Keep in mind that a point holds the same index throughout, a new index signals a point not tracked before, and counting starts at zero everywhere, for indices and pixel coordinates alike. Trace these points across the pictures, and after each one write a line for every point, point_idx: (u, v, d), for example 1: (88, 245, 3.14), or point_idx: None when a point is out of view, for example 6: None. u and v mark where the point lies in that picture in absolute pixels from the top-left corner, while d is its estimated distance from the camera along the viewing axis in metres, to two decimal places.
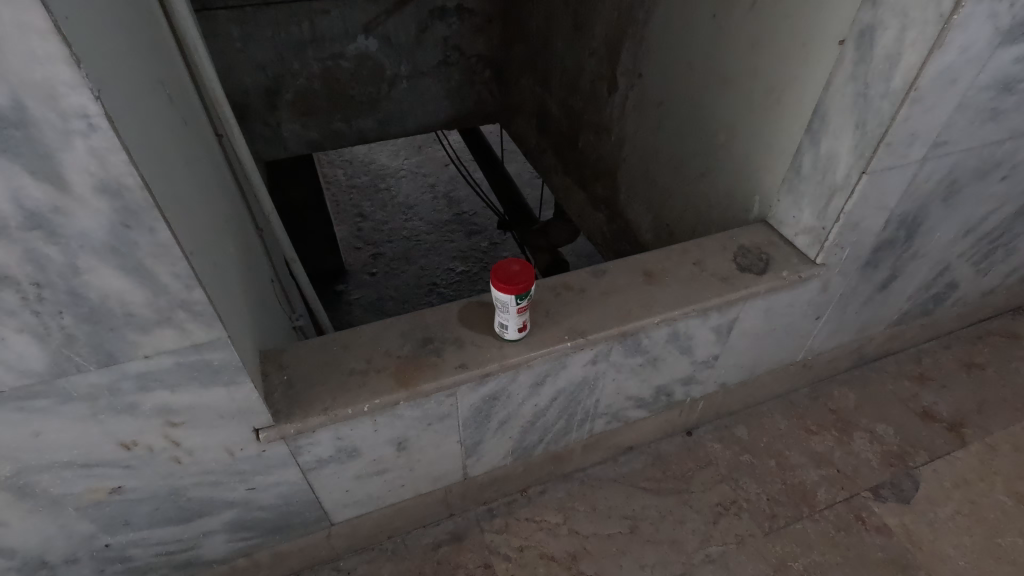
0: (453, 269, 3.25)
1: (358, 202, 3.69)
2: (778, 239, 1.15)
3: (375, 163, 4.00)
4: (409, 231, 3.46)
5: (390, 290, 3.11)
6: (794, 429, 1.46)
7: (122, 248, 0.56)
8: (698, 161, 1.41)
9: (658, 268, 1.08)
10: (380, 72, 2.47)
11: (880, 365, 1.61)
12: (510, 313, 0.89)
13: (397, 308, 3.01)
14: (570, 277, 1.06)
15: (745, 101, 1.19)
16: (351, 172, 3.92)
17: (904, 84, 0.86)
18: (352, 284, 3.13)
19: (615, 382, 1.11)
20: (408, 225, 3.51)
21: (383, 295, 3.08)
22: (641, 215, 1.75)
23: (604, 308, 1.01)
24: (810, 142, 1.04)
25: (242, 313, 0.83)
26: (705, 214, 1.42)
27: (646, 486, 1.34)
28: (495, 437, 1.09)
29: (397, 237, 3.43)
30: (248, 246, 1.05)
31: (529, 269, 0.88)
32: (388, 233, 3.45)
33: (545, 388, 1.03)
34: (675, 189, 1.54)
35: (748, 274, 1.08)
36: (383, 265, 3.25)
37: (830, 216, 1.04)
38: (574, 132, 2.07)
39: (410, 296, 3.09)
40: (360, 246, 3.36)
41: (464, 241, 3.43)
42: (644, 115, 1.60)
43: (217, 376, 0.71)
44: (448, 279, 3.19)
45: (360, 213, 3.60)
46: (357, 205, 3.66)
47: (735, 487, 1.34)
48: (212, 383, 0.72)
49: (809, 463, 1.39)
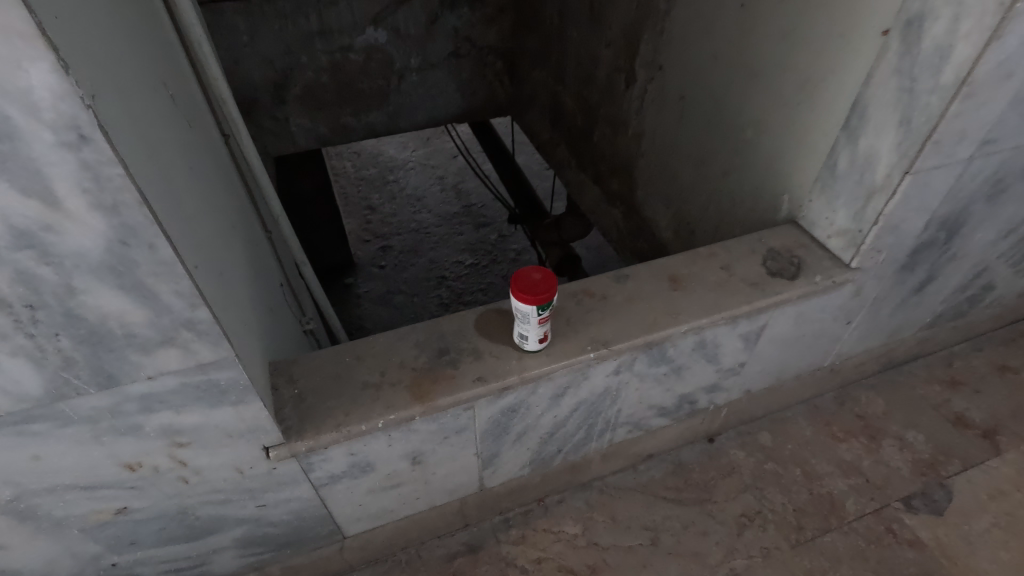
0: (463, 263, 3.21)
1: (366, 194, 3.65)
2: (809, 241, 1.09)
3: (383, 155, 3.95)
4: (418, 224, 3.42)
5: (399, 284, 3.09)
6: (820, 435, 1.41)
7: (121, 266, 0.51)
8: (722, 158, 1.35)
9: (684, 273, 1.03)
10: (389, 65, 2.41)
11: (909, 368, 1.55)
12: (531, 324, 0.85)
13: (406, 301, 3.00)
14: (591, 283, 1.01)
15: (775, 95, 1.13)
16: (360, 165, 3.88)
17: (956, 78, 0.80)
18: (361, 276, 3.11)
19: (638, 391, 1.07)
20: (417, 217, 3.47)
21: (393, 289, 3.05)
22: (660, 214, 1.70)
23: (630, 317, 0.96)
24: (847, 140, 0.98)
25: (246, 326, 0.79)
26: (728, 215, 1.37)
27: (667, 495, 1.30)
28: (513, 449, 1.05)
29: (406, 229, 3.40)
30: (256, 251, 1.02)
31: (551, 277, 0.83)
32: (398, 226, 3.42)
33: (565, 400, 0.99)
34: (696, 188, 1.48)
35: (778, 279, 1.03)
36: (393, 259, 3.23)
37: (867, 218, 0.98)
38: (590, 125, 2.01)
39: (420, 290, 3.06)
40: (369, 240, 3.33)
41: (475, 234, 3.39)
42: (664, 109, 1.54)
43: (226, 397, 0.68)
44: (458, 273, 3.15)
45: (370, 206, 3.57)
46: (366, 198, 3.63)
47: (760, 497, 1.29)
48: (220, 403, 0.68)
49: (837, 472, 1.34)
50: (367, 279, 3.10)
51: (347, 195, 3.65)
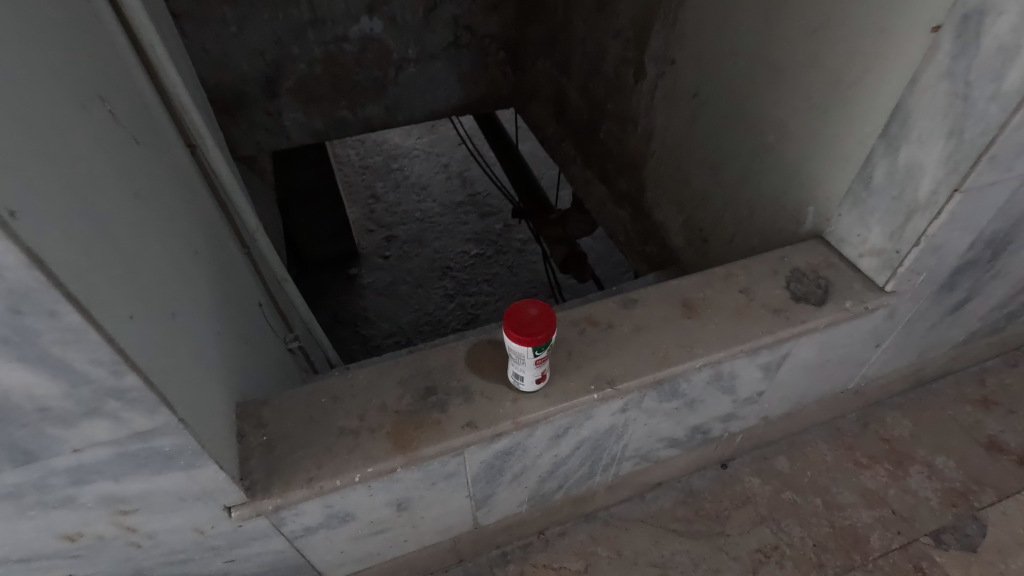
0: (468, 254, 3.12)
1: (369, 184, 3.56)
2: (837, 260, 0.99)
3: (387, 144, 3.85)
4: (423, 213, 3.33)
5: (404, 275, 3.00)
6: (842, 461, 1.31)
7: (17, 336, 0.43)
8: (739, 163, 1.24)
9: (699, 298, 0.93)
10: (386, 56, 2.29)
11: (937, 386, 1.44)
12: (527, 365, 0.75)
13: (410, 291, 2.92)
14: (596, 309, 0.92)
15: (802, 95, 1.01)
16: (363, 154, 3.78)
17: (1021, 84, 0.69)
18: (364, 267, 3.02)
19: (646, 426, 0.97)
20: (420, 208, 3.37)
21: (399, 280, 2.97)
22: (670, 218, 1.59)
23: (638, 349, 0.87)
24: (886, 150, 0.87)
25: (205, 372, 0.70)
26: (746, 225, 1.27)
27: (677, 528, 1.21)
28: (509, 488, 0.96)
29: (410, 219, 3.31)
30: (225, 273, 0.93)
31: (549, 314, 0.73)
32: (401, 215, 3.33)
33: (566, 440, 0.89)
34: (710, 193, 1.37)
35: (804, 305, 0.92)
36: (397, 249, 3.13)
37: (906, 239, 0.88)
38: (596, 120, 1.90)
39: (425, 280, 2.98)
40: (373, 229, 3.24)
41: (480, 224, 3.27)
42: (676, 107, 1.43)
43: (172, 464, 0.59)
44: (462, 264, 3.06)
45: (374, 194, 3.48)
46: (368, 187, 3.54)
47: (777, 530, 1.20)
48: (165, 470, 0.60)
49: (860, 503, 1.24)
50: (371, 270, 3.01)
51: (351, 183, 3.56)
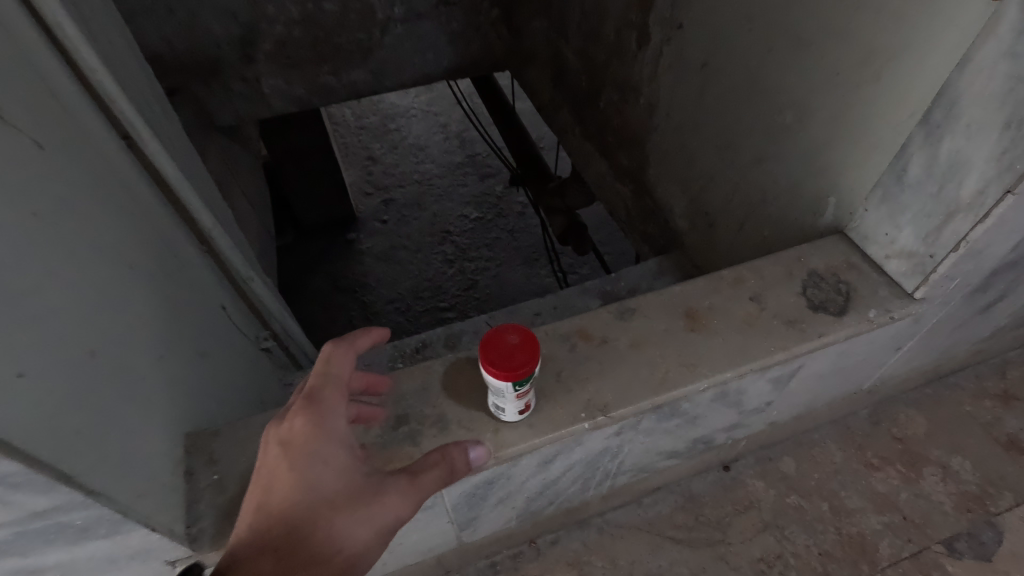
0: (468, 217, 3.04)
1: (366, 144, 3.40)
2: (860, 261, 0.88)
3: (383, 102, 3.66)
4: (421, 176, 3.22)
5: (402, 239, 2.95)
6: (851, 463, 1.24)
7: None
8: (750, 145, 1.12)
9: (704, 307, 0.83)
10: (370, 16, 2.11)
11: (955, 380, 1.36)
12: (507, 399, 0.67)
13: (409, 256, 2.88)
14: (588, 321, 0.82)
15: (827, 71, 0.89)
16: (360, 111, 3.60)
17: None
18: (363, 232, 2.96)
19: (643, 444, 0.89)
20: (418, 170, 3.25)
21: (397, 245, 2.92)
22: (673, 198, 1.47)
23: (635, 369, 0.77)
24: (925, 140, 0.75)
25: (136, 410, 0.62)
26: (756, 213, 1.16)
27: (675, 535, 1.15)
28: (495, 510, 0.89)
29: (408, 182, 3.20)
30: (176, 284, 0.83)
31: (532, 343, 0.64)
32: (399, 178, 3.22)
33: (555, 465, 0.81)
34: (717, 174, 1.26)
35: (821, 315, 0.82)
36: (395, 212, 3.06)
37: (941, 243, 0.77)
38: (596, 86, 1.75)
39: (424, 244, 2.92)
40: (371, 192, 3.15)
41: (480, 187, 3.18)
42: (681, 77, 1.29)
43: (72, 515, 0.53)
44: (462, 228, 2.99)
45: (371, 155, 3.34)
46: (365, 147, 3.39)
47: (781, 538, 1.14)
48: (48, 516, 0.52)
49: (869, 507, 1.18)
50: (370, 235, 2.95)
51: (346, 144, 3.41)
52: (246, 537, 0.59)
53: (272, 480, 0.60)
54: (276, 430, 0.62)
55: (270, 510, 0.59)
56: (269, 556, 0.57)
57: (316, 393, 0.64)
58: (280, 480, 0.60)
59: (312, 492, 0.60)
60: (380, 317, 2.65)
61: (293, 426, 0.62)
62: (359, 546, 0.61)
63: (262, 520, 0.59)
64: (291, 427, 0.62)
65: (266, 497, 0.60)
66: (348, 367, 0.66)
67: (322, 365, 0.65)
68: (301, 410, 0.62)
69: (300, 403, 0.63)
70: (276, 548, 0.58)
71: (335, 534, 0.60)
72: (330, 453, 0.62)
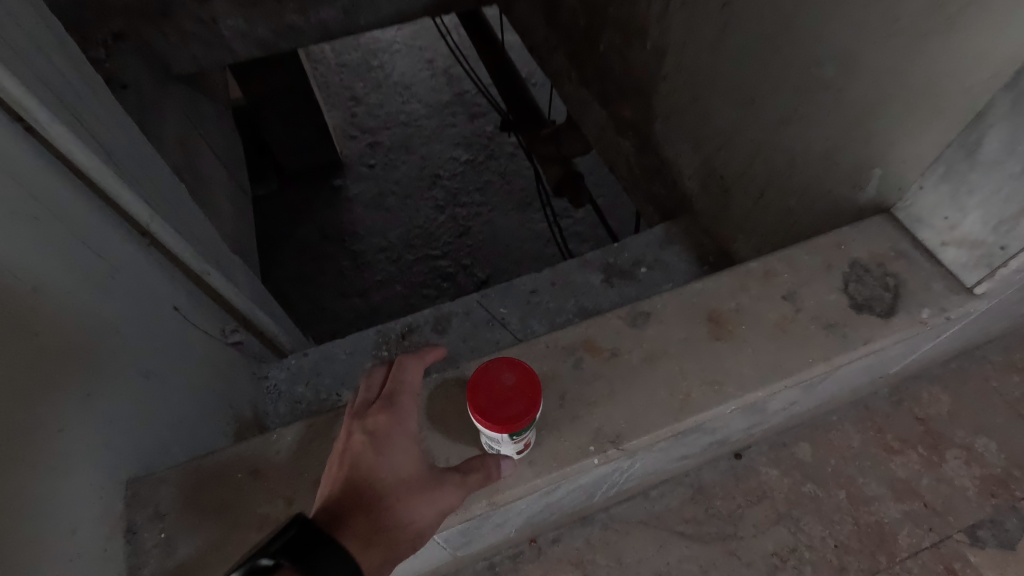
0: (459, 160, 2.86)
1: (347, 83, 3.14)
2: (909, 248, 0.77)
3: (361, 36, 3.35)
4: (408, 117, 2.99)
5: (391, 185, 2.77)
6: (869, 447, 1.16)
7: None
8: (776, 103, 0.96)
9: (730, 309, 0.72)
10: None
11: (981, 352, 1.25)
12: (504, 443, 0.58)
13: (399, 203, 2.71)
14: (595, 330, 0.71)
15: (884, 16, 0.72)
16: (338, 46, 3.30)
17: None
18: (350, 178, 2.78)
19: (655, 458, 0.79)
20: (404, 110, 3.02)
21: (387, 191, 2.75)
22: (683, 155, 1.32)
23: (651, 387, 0.67)
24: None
25: (23, 488, 0.50)
26: (782, 179, 1.01)
27: (683, 530, 1.08)
28: (492, 532, 0.80)
29: (394, 123, 2.98)
30: (105, 296, 0.70)
31: (530, 385, 0.53)
32: (384, 120, 2.99)
33: (557, 492, 0.71)
34: (735, 134, 1.10)
35: (868, 317, 0.71)
36: (383, 156, 2.86)
37: (1017, 235, 0.66)
38: (596, 25, 1.54)
39: (414, 190, 2.76)
40: (356, 135, 2.94)
41: (471, 127, 2.97)
42: (699, 16, 1.10)
43: None
44: (454, 171, 2.82)
45: (354, 96, 3.08)
46: (346, 86, 3.12)
47: (796, 530, 1.08)
48: None
49: (888, 494, 1.11)
50: (357, 181, 2.77)
51: (325, 84, 3.14)
52: (328, 509, 0.54)
53: (358, 458, 0.56)
54: (358, 420, 0.59)
55: (356, 483, 0.55)
56: (356, 525, 0.52)
57: (396, 390, 0.61)
58: (366, 458, 0.56)
59: (395, 472, 0.56)
60: (371, 267, 2.52)
61: (376, 415, 0.59)
62: (427, 532, 0.56)
63: (344, 494, 0.54)
64: (374, 417, 0.59)
65: (352, 471, 0.55)
66: (421, 372, 0.64)
67: (398, 370, 0.62)
68: (384, 404, 0.60)
69: (381, 397, 0.61)
70: (362, 518, 0.53)
71: (413, 514, 0.55)
72: (408, 443, 0.59)
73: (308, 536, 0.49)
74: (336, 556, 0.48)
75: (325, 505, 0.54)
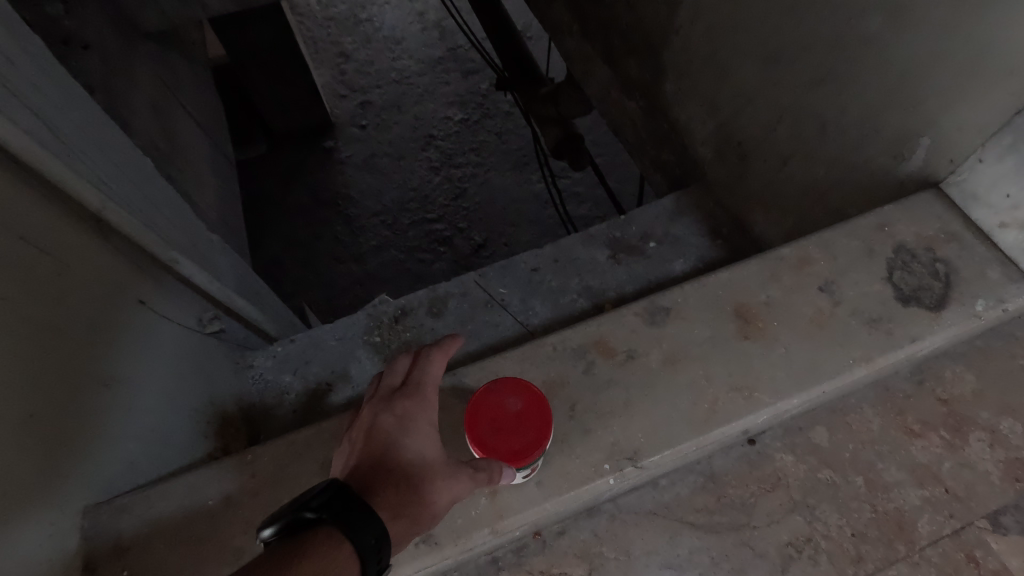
0: (453, 119, 2.71)
1: (335, 36, 2.94)
2: (963, 231, 0.75)
3: None
4: (400, 73, 2.83)
5: (383, 147, 2.63)
6: (890, 433, 0.90)
7: None
8: (808, 60, 0.84)
9: (758, 304, 0.72)
10: None
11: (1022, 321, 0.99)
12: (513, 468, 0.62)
13: (392, 165, 2.59)
14: (608, 331, 0.72)
15: None
16: None
17: None
18: (341, 139, 2.64)
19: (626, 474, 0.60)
20: (395, 67, 2.85)
21: (378, 153, 2.61)
22: (695, 118, 1.21)
23: (677, 392, 0.67)
24: None
25: None
26: (808, 146, 0.91)
27: (695, 521, 0.88)
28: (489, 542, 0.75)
29: (386, 81, 2.81)
30: (46, 299, 0.60)
31: (537, 411, 0.60)
32: (375, 77, 2.82)
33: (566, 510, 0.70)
34: (757, 94, 0.99)
35: (916, 310, 0.70)
36: (374, 115, 2.71)
37: None
38: None
39: (407, 152, 2.62)
40: (345, 94, 2.77)
41: (465, 84, 2.81)
42: None
43: None
44: (447, 131, 2.68)
45: (342, 53, 2.90)
46: (334, 40, 2.93)
47: (812, 519, 0.86)
48: None
49: (908, 480, 0.87)
50: (349, 142, 2.63)
51: (312, 37, 2.94)
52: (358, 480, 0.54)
53: (386, 437, 0.57)
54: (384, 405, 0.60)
55: (384, 459, 0.55)
56: (385, 492, 0.53)
57: (421, 382, 0.62)
58: (395, 438, 0.57)
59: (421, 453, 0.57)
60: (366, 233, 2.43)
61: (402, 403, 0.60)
62: (443, 513, 0.56)
63: (371, 466, 0.55)
64: (400, 403, 0.60)
65: (380, 449, 0.56)
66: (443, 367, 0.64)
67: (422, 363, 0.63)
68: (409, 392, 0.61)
69: (407, 386, 0.61)
70: (388, 490, 0.53)
71: (435, 492, 0.55)
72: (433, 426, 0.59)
73: (343, 499, 0.50)
74: (369, 518, 0.49)
75: (354, 478, 0.55)
